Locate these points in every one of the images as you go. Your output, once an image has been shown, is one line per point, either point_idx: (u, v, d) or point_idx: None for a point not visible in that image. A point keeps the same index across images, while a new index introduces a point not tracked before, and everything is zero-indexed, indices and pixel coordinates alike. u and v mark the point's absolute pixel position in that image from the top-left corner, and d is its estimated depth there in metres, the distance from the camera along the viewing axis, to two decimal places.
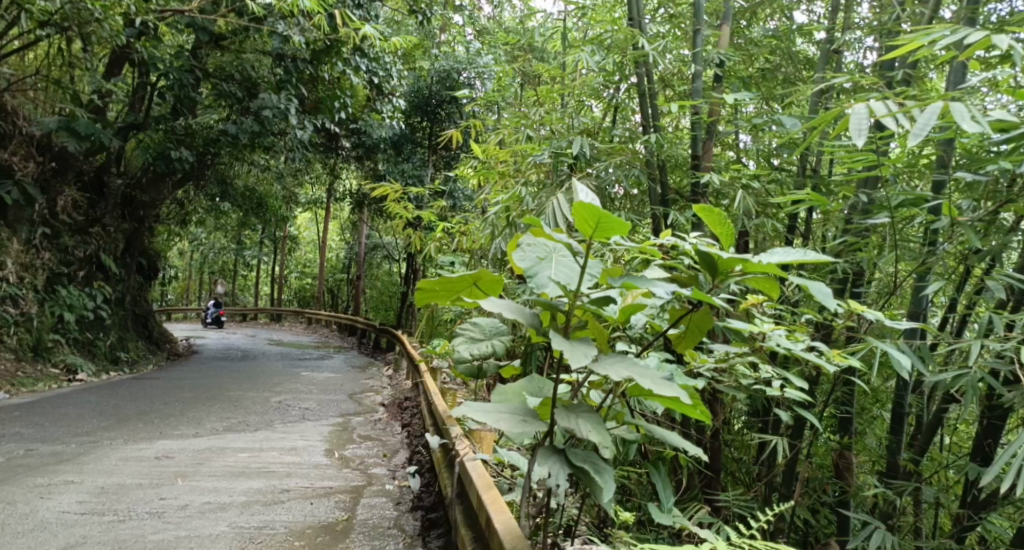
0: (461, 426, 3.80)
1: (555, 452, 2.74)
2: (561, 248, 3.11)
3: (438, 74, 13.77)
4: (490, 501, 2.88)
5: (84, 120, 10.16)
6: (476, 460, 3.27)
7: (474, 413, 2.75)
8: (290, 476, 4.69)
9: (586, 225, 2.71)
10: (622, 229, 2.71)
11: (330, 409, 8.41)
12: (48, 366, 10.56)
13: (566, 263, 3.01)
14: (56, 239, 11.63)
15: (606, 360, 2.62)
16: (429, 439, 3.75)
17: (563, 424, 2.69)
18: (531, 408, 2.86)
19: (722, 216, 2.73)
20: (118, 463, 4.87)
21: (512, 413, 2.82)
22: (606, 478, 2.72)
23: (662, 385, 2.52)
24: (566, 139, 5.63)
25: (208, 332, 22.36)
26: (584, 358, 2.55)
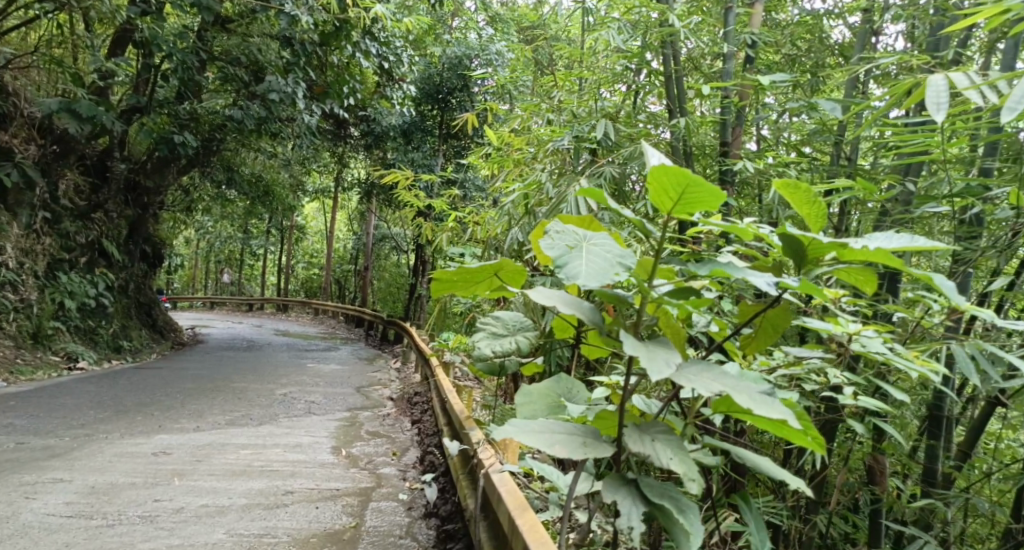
0: (483, 432, 3.50)
1: (626, 484, 2.42)
2: (591, 237, 2.83)
3: (449, 60, 13.42)
4: (521, 518, 2.58)
5: (86, 101, 9.92)
6: (504, 472, 2.97)
7: (525, 438, 2.34)
8: (295, 476, 4.42)
9: (668, 192, 2.44)
10: (710, 199, 2.44)
11: (337, 403, 8.13)
12: (48, 354, 10.34)
13: (600, 252, 2.73)
14: (56, 224, 11.40)
15: (691, 373, 2.29)
16: (448, 446, 3.46)
17: (636, 451, 2.33)
18: (593, 428, 2.48)
19: (813, 194, 2.45)
20: (112, 460, 4.61)
21: (574, 438, 2.42)
22: (691, 518, 2.37)
23: (761, 404, 2.21)
24: (588, 123, 5.33)
25: (213, 320, 22.18)
26: (666, 368, 2.23)
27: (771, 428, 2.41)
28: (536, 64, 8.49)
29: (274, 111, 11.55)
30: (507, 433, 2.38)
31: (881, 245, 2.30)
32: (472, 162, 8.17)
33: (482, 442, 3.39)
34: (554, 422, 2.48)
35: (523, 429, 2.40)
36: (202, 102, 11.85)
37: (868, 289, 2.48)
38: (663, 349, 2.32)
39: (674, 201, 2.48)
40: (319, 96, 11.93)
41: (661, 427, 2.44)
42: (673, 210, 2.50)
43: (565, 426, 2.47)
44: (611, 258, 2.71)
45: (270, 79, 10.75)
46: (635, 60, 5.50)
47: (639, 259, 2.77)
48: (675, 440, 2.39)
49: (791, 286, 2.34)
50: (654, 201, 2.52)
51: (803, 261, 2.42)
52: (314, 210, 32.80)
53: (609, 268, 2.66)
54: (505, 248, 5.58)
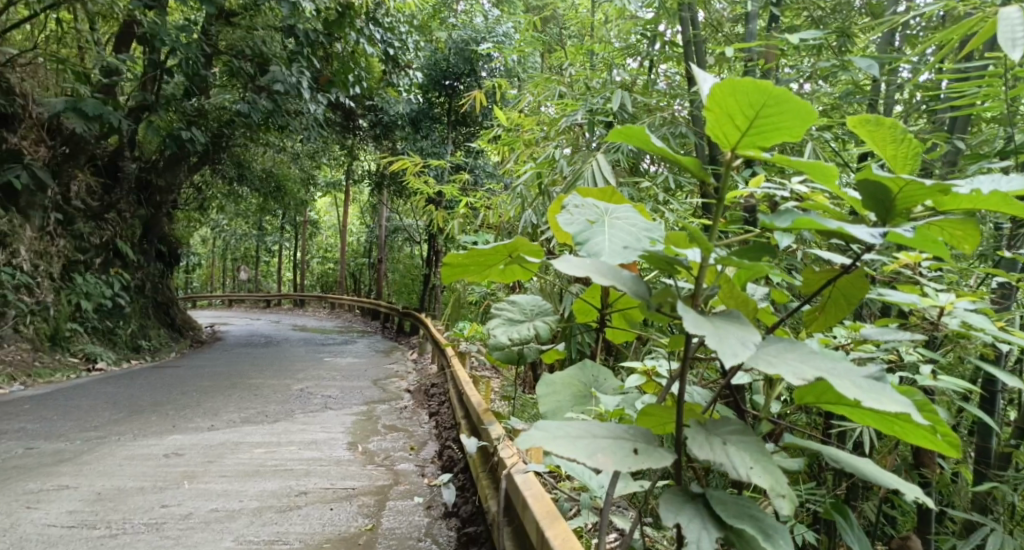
0: (503, 426, 3.31)
1: (692, 503, 2.07)
2: (612, 210, 2.62)
3: (456, 43, 13.21)
4: (552, 526, 2.35)
5: (92, 100, 9.76)
6: (528, 473, 2.77)
7: (557, 448, 1.91)
8: (309, 474, 4.25)
9: (738, 117, 2.05)
10: (791, 126, 2.06)
11: (354, 397, 7.98)
12: (66, 356, 10.26)
13: (621, 226, 2.52)
14: (69, 225, 11.29)
15: (775, 356, 1.97)
16: (466, 443, 3.27)
17: (706, 462, 1.95)
18: (644, 430, 2.04)
19: (902, 131, 2.12)
20: (122, 463, 4.45)
21: (623, 444, 1.99)
22: (778, 543, 2.01)
23: (870, 394, 1.88)
24: (602, 96, 5.10)
25: (232, 318, 22.19)
26: (743, 350, 1.91)
27: (879, 423, 2.10)
28: (545, 42, 8.25)
29: (282, 102, 11.42)
30: (535, 442, 1.94)
31: (994, 189, 1.98)
32: (483, 146, 7.99)
33: (502, 438, 3.18)
34: (596, 424, 2.04)
35: (557, 436, 1.96)
36: (209, 97, 11.70)
37: (965, 249, 2.17)
38: (735, 328, 1.99)
39: (743, 129, 2.10)
40: (325, 86, 11.73)
41: (735, 426, 2.05)
42: (742, 141, 2.12)
43: (609, 427, 2.04)
44: (635, 231, 2.50)
45: (274, 69, 10.59)
46: (650, 28, 5.25)
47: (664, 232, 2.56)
48: (755, 445, 2.00)
49: (902, 238, 1.97)
50: (716, 132, 2.14)
51: (891, 211, 2.08)
52: (326, 204, 32.76)
53: (634, 242, 2.44)
54: (521, 230, 5.39)
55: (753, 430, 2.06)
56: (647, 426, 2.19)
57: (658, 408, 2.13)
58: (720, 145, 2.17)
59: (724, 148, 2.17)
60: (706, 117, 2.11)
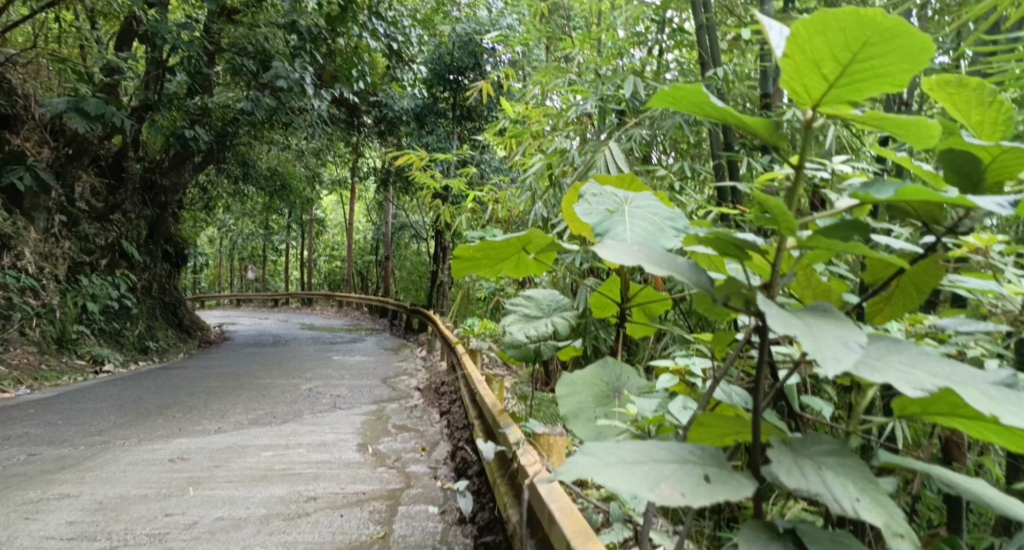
0: (522, 431, 3.14)
1: (774, 541, 1.63)
2: (631, 198, 2.48)
3: (459, 37, 13.06)
4: (580, 540, 2.16)
5: (95, 99, 9.62)
6: (549, 482, 2.60)
7: (613, 481, 1.48)
8: (318, 478, 4.11)
9: (829, 64, 1.56)
10: (895, 73, 1.58)
11: (363, 396, 7.85)
12: (72, 358, 10.14)
13: (643, 214, 2.37)
14: (74, 226, 11.17)
15: (884, 360, 1.53)
16: (484, 448, 3.12)
17: (795, 491, 1.53)
18: (717, 449, 1.62)
19: (990, 92, 1.74)
20: (125, 469, 4.33)
21: (690, 468, 1.56)
22: None
23: (1009, 408, 1.46)
24: (613, 83, 4.93)
25: (239, 317, 22.12)
26: (850, 350, 1.47)
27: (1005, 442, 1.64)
28: (550, 32, 8.07)
29: (286, 99, 11.27)
30: (582, 472, 1.52)
31: None
32: (489, 139, 7.83)
33: (521, 443, 3.01)
34: (657, 443, 1.62)
35: (611, 462, 1.54)
36: (214, 96, 11.58)
37: None
38: (831, 325, 1.55)
39: (831, 80, 1.62)
40: (328, 82, 11.57)
41: (829, 444, 1.64)
42: (829, 95, 1.63)
43: (673, 446, 1.62)
44: (657, 221, 2.36)
45: (276, 64, 10.34)
46: (661, 13, 5.06)
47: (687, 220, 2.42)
48: (857, 469, 1.58)
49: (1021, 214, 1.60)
50: (794, 84, 1.65)
51: (982, 186, 1.77)
52: (331, 201, 32.66)
53: (658, 233, 2.30)
54: (531, 223, 5.24)
55: (851, 449, 1.64)
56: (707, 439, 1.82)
57: (721, 418, 1.74)
58: (797, 100, 1.68)
59: (802, 105, 1.69)
60: (782, 65, 1.62)
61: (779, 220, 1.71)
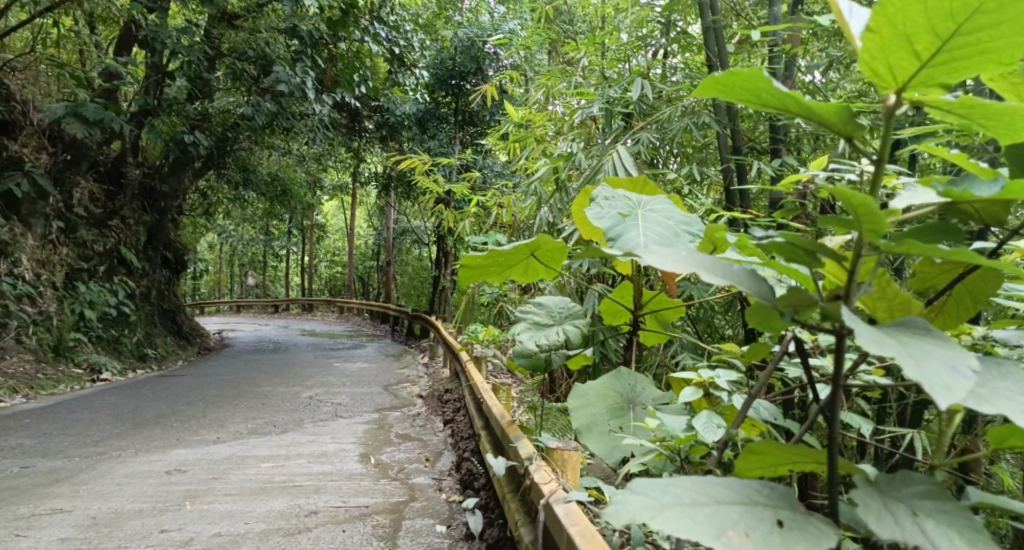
0: (535, 445, 3.03)
1: None
2: (644, 201, 2.39)
3: (461, 42, 13.00)
4: None
5: (93, 104, 9.53)
6: (563, 500, 2.49)
7: (674, 526, 1.34)
8: (319, 491, 4.01)
9: (925, 36, 1.40)
10: (1002, 47, 1.41)
11: (365, 404, 7.74)
12: (71, 366, 10.04)
13: (657, 218, 2.28)
14: (72, 232, 11.08)
15: (994, 388, 1.37)
16: (494, 463, 3.01)
17: (889, 540, 1.38)
18: (787, 489, 1.47)
19: None
20: (121, 482, 4.23)
21: (759, 512, 1.41)
22: None
23: None
24: (620, 86, 4.84)
25: (239, 323, 22.00)
26: (966, 379, 1.29)
27: None
28: (554, 34, 7.97)
29: (287, 104, 11.18)
30: (634, 515, 1.36)
31: None
32: (492, 144, 7.74)
33: (533, 459, 2.90)
34: (716, 479, 1.46)
35: (667, 503, 1.38)
36: (213, 101, 11.50)
37: None
38: (930, 344, 1.37)
39: (923, 59, 1.45)
40: (329, 86, 11.46)
41: (921, 486, 1.49)
42: (917, 77, 1.47)
43: (733, 483, 1.47)
44: (670, 225, 2.27)
45: (277, 68, 10.24)
46: (668, 14, 4.97)
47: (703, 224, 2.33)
48: (959, 517, 1.43)
49: None
50: (878, 66, 1.48)
51: None
52: (332, 207, 32.58)
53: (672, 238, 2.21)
54: (536, 228, 5.15)
55: (945, 489, 1.49)
56: (757, 467, 1.63)
57: (785, 448, 1.54)
58: (880, 85, 1.51)
59: (885, 92, 1.52)
60: (866, 42, 1.45)
61: (864, 222, 1.47)
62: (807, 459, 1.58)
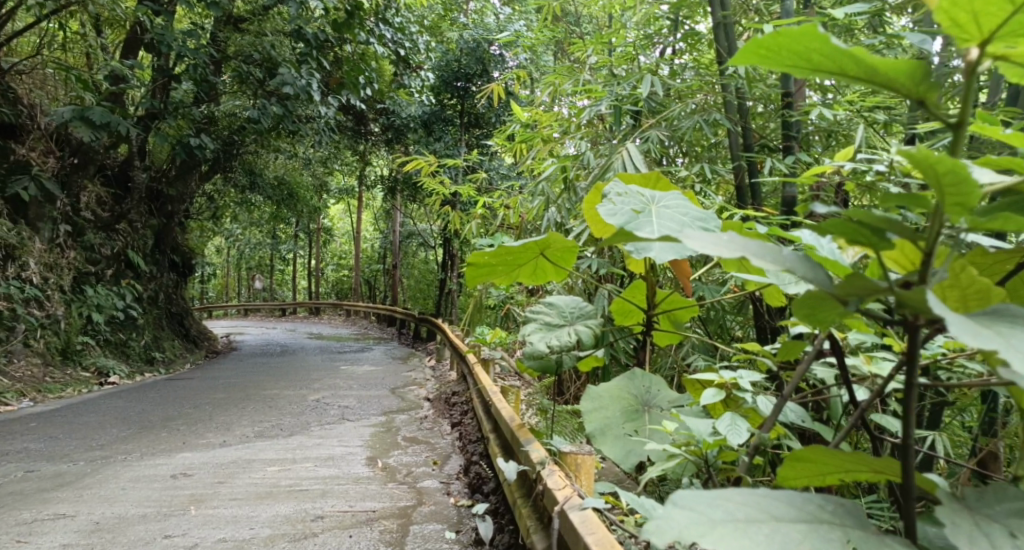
0: (548, 450, 2.96)
1: None
2: (658, 197, 2.35)
3: (467, 43, 12.97)
4: None
5: (100, 108, 9.50)
6: (582, 507, 2.42)
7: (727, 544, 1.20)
8: (325, 495, 3.95)
9: None
10: None
11: (371, 407, 7.68)
12: (78, 370, 10.01)
13: (671, 214, 2.21)
14: (80, 236, 11.05)
15: None
16: (505, 468, 2.95)
17: None
18: (856, 504, 1.34)
19: None
20: (125, 486, 4.18)
21: (825, 532, 1.28)
22: None
23: None
24: (629, 83, 4.78)
25: (247, 327, 21.98)
26: None
27: None
28: (561, 34, 7.92)
29: (293, 106, 11.13)
30: (679, 533, 1.22)
31: None
32: (499, 145, 7.68)
33: (546, 464, 2.83)
34: (771, 491, 1.32)
35: (718, 519, 1.25)
36: (219, 104, 11.49)
37: None
38: None
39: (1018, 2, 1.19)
40: (334, 88, 11.43)
41: (1017, 502, 1.29)
42: (1011, 23, 1.21)
43: (788, 495, 1.33)
44: (685, 220, 2.20)
45: (282, 71, 10.18)
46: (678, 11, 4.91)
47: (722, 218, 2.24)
48: None
49: None
50: (959, 12, 1.23)
51: None
52: (339, 210, 32.57)
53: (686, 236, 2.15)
54: (543, 229, 5.09)
55: None
56: (805, 475, 1.49)
57: (836, 456, 1.41)
58: (960, 37, 1.26)
59: (967, 44, 1.26)
60: None
61: (948, 194, 1.27)
62: (859, 469, 1.44)
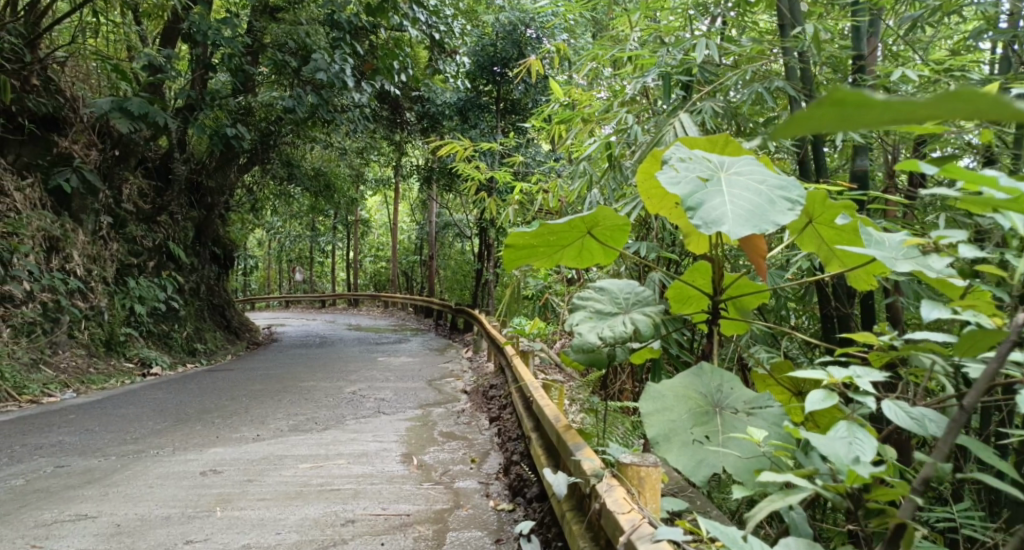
0: (603, 462, 2.67)
1: None
2: (726, 163, 2.21)
3: (502, 27, 12.60)
4: None
5: (138, 98, 9.35)
6: (653, 537, 2.12)
7: None
8: (358, 495, 3.73)
9: None
10: None
11: (408, 399, 7.47)
12: (121, 361, 9.91)
13: (744, 182, 2.12)
14: (121, 228, 10.97)
15: None
16: (555, 482, 2.67)
17: None
18: None
19: None
20: (155, 482, 4.00)
21: None
22: None
23: None
24: (683, 53, 4.64)
25: (288, 319, 21.89)
26: None
27: None
28: (601, 10, 7.57)
29: (328, 95, 10.87)
30: None
31: None
32: (538, 128, 7.36)
33: (602, 479, 2.55)
34: None
35: None
36: (256, 94, 11.32)
37: None
38: None
39: None
40: (369, 74, 11.17)
41: None
42: None
43: None
44: (762, 190, 2.10)
45: (316, 57, 9.91)
46: None
47: (802, 187, 2.14)
48: None
49: None
50: None
51: None
52: (375, 201, 32.47)
53: (766, 206, 2.04)
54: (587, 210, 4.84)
55: None
56: None
57: None
58: None
59: None
60: None
61: None
62: None
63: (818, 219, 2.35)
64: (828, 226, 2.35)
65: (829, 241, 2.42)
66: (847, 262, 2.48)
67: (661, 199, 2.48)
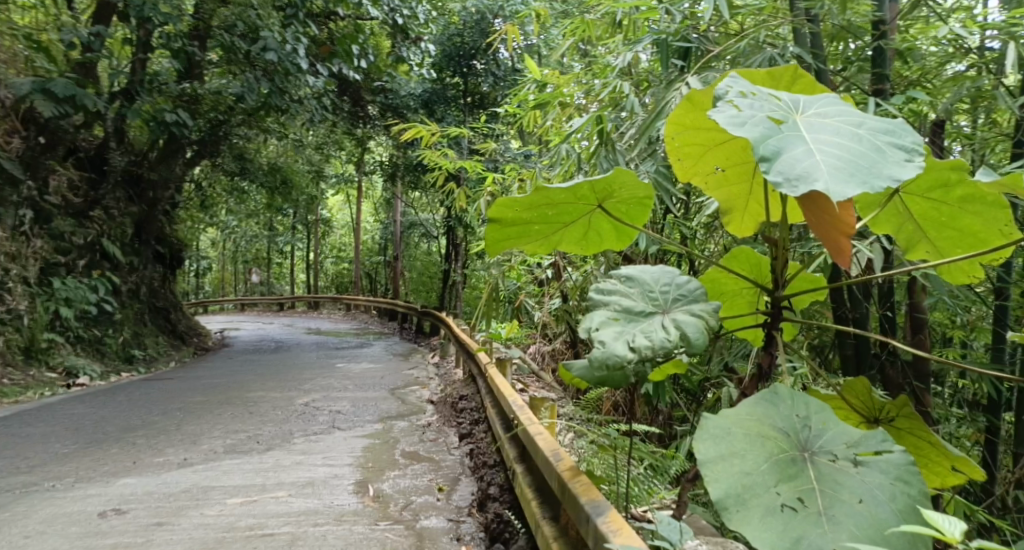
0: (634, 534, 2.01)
1: None
2: (800, 102, 1.62)
3: (470, 16, 11.84)
4: None
5: (63, 80, 8.43)
6: None
7: None
8: (294, 544, 3.01)
9: None
10: None
11: (367, 411, 6.75)
12: (42, 371, 9.01)
13: (835, 126, 1.54)
14: (46, 223, 10.04)
15: None
16: None
17: None
18: None
19: None
20: (40, 528, 3.24)
21: None
22: None
23: None
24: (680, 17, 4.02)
25: (244, 322, 20.87)
26: None
27: None
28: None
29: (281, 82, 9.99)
30: None
31: None
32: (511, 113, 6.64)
33: None
34: None
35: None
36: (202, 80, 10.39)
37: None
38: None
39: None
40: (324, 57, 10.31)
41: None
42: None
43: None
44: (861, 135, 1.53)
45: (266, 35, 9.02)
46: None
47: (913, 132, 1.58)
48: None
49: None
50: None
51: None
52: (337, 201, 31.43)
53: (871, 156, 1.47)
54: None
55: None
56: None
57: None
58: None
59: None
60: None
61: None
62: None
63: (912, 189, 1.92)
64: (923, 197, 1.95)
65: (918, 218, 2.02)
66: (936, 245, 2.08)
67: (697, 161, 1.99)
